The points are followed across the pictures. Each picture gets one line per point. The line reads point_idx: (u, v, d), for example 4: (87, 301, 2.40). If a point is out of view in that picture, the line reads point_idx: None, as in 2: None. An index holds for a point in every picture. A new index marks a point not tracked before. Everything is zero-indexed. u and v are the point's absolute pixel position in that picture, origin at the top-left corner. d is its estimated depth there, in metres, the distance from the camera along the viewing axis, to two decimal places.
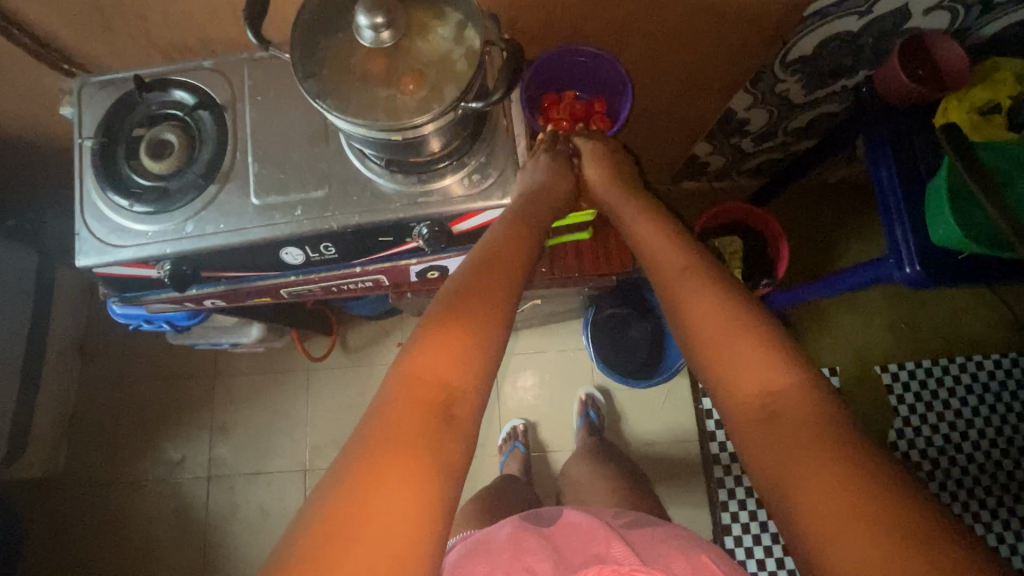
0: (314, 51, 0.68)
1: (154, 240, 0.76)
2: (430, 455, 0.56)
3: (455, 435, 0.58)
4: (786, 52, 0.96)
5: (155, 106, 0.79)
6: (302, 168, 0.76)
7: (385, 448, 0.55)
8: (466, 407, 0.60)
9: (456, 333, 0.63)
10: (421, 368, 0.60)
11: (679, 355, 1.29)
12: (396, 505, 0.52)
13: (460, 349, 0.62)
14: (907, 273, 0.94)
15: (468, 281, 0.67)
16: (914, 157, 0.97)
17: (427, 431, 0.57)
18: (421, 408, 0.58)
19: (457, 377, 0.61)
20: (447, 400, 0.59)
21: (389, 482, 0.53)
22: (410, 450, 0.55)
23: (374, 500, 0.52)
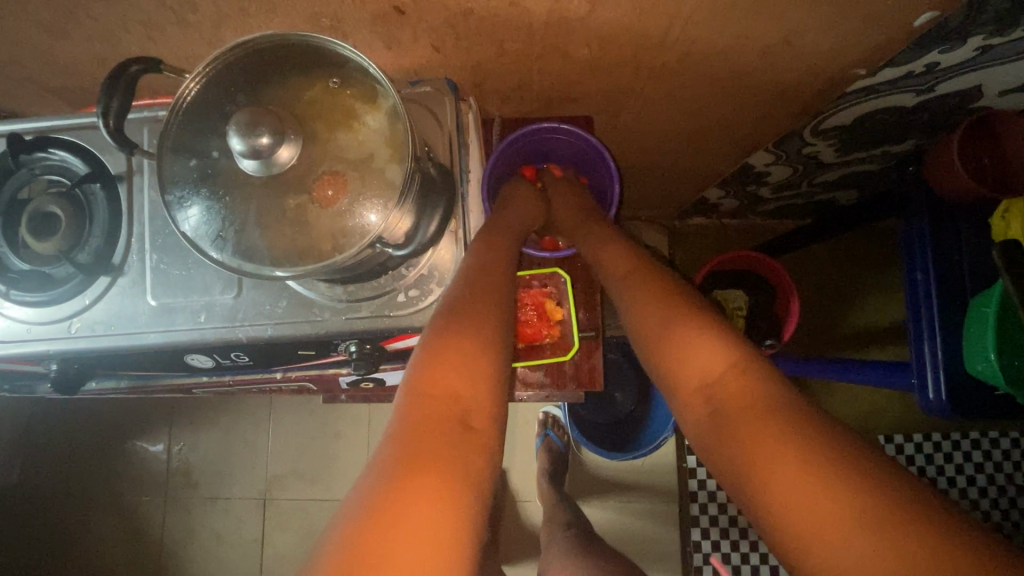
0: (204, 140, 0.53)
1: (35, 336, 0.65)
2: (451, 471, 0.47)
3: (477, 452, 0.49)
4: (820, 120, 0.79)
5: (37, 172, 0.65)
6: (206, 264, 0.63)
7: (401, 470, 0.46)
8: (483, 417, 0.52)
9: (460, 346, 0.54)
10: (424, 385, 0.52)
11: (661, 433, 1.11)
12: (426, 540, 0.42)
13: (467, 356, 0.54)
14: (931, 400, 0.81)
15: (470, 283, 0.59)
16: (962, 261, 0.81)
17: (444, 444, 0.48)
18: (435, 424, 0.49)
19: (466, 389, 0.52)
20: (459, 412, 0.51)
21: (414, 509, 0.43)
22: (429, 467, 0.46)
23: (400, 532, 0.42)
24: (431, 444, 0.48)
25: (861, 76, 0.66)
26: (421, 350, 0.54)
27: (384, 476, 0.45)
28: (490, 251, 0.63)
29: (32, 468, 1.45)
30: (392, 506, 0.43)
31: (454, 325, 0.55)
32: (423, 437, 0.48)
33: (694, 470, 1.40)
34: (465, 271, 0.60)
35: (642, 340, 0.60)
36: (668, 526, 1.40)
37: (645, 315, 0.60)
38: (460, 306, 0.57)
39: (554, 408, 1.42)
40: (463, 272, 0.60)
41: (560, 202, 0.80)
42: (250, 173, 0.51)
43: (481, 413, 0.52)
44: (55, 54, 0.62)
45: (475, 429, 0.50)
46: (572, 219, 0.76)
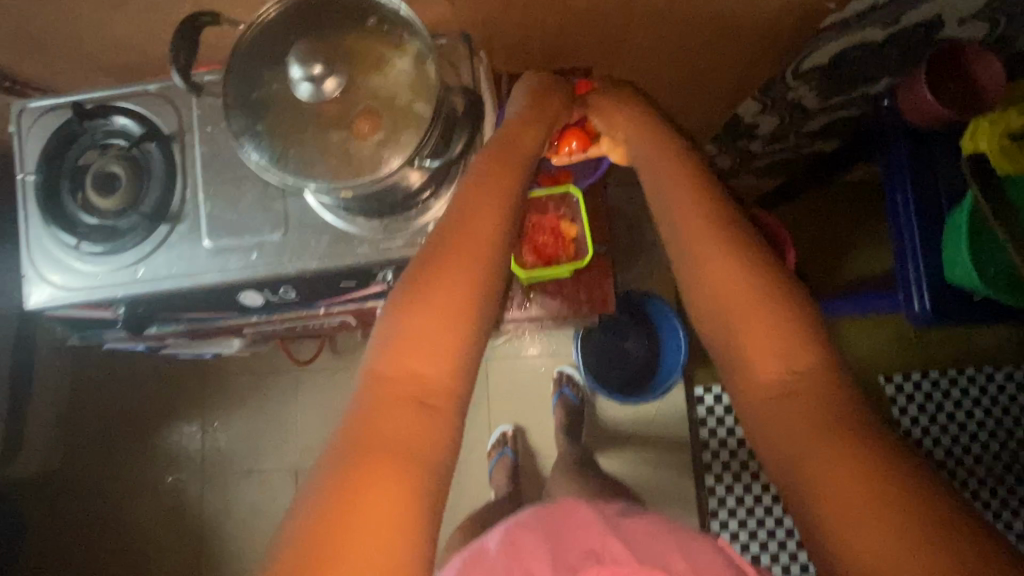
0: (256, 89, 0.60)
1: (105, 282, 0.72)
2: (407, 455, 0.50)
3: (433, 427, 0.53)
4: (799, 62, 0.86)
5: (98, 136, 0.73)
6: (256, 209, 0.71)
7: (358, 456, 0.49)
8: (442, 394, 0.54)
9: (422, 325, 0.55)
10: (386, 367, 0.55)
11: (675, 374, 1.22)
12: (381, 520, 0.46)
13: (429, 337, 0.55)
14: (916, 311, 0.87)
15: (435, 258, 0.58)
16: (937, 184, 0.89)
17: (400, 427, 0.52)
18: (394, 408, 0.52)
19: (428, 370, 0.54)
20: (419, 393, 0.54)
21: (371, 495, 0.47)
22: (383, 452, 0.50)
23: (356, 514, 0.46)
24: (392, 427, 0.51)
25: (831, 11, 0.74)
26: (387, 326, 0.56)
27: (345, 460, 0.49)
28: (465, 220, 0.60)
29: (74, 452, 1.52)
30: (350, 491, 0.47)
31: (418, 301, 0.56)
32: (383, 420, 0.52)
33: (705, 419, 1.48)
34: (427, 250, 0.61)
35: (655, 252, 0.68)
36: (682, 475, 1.46)
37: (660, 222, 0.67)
38: (422, 281, 0.57)
39: (569, 367, 1.49)
40: (429, 246, 0.60)
41: (599, 98, 0.77)
42: (302, 100, 0.58)
43: (440, 392, 0.54)
44: (114, 28, 0.70)
45: (434, 409, 0.53)
46: (618, 115, 0.75)
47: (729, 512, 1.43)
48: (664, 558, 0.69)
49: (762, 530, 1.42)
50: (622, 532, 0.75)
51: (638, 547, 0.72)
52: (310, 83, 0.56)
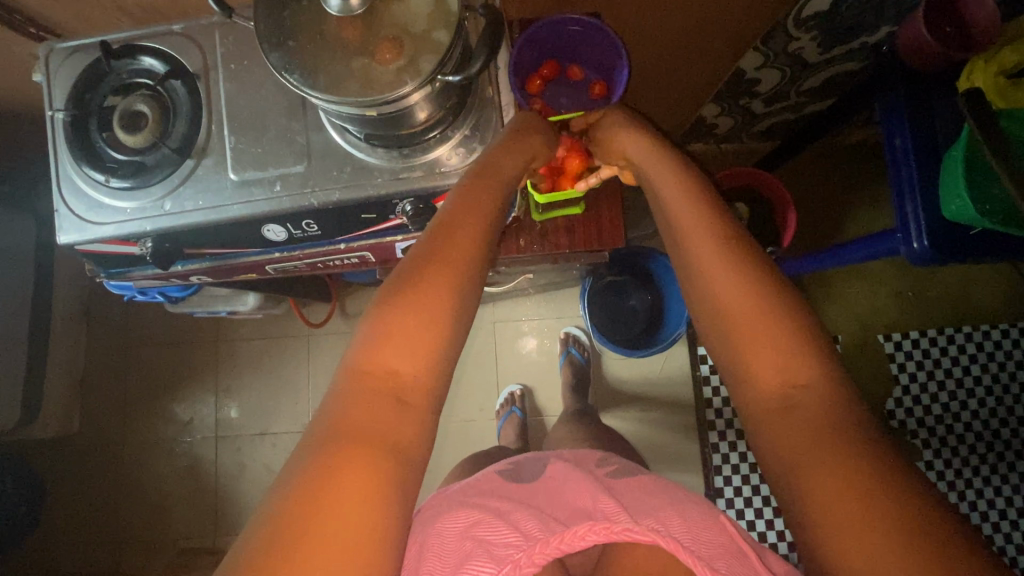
0: (283, 18, 0.63)
1: (134, 217, 0.75)
2: (380, 446, 0.53)
3: (407, 422, 0.55)
4: (800, 7, 0.89)
5: (125, 74, 0.75)
6: (279, 142, 0.73)
7: (338, 443, 0.52)
8: (419, 394, 0.57)
9: (404, 329, 0.57)
10: (367, 362, 0.57)
11: (679, 325, 1.25)
12: (353, 506, 0.49)
13: (411, 337, 0.58)
14: (915, 250, 0.91)
15: (420, 265, 0.61)
16: (933, 126, 0.92)
17: (379, 421, 0.54)
18: (371, 404, 0.55)
19: (407, 369, 0.57)
20: (396, 388, 0.56)
21: (345, 484, 0.49)
22: (360, 442, 0.52)
23: (330, 496, 0.48)
24: (366, 417, 0.54)
25: None
26: (371, 325, 0.58)
27: (322, 445, 0.51)
28: (450, 235, 0.63)
29: (89, 416, 1.55)
30: (328, 477, 0.49)
31: (402, 305, 0.58)
32: (358, 411, 0.54)
33: (707, 379, 1.51)
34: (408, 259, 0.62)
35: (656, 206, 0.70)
36: (685, 432, 1.50)
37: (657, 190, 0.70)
38: (406, 285, 0.59)
39: (575, 328, 1.52)
40: (411, 256, 0.62)
41: (609, 126, 0.76)
42: (332, 13, 0.62)
43: (417, 389, 0.57)
44: None
45: (409, 407, 0.56)
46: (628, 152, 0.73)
47: (732, 468, 1.46)
48: (656, 514, 0.70)
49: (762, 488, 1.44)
50: (613, 488, 0.77)
51: (632, 505, 0.73)
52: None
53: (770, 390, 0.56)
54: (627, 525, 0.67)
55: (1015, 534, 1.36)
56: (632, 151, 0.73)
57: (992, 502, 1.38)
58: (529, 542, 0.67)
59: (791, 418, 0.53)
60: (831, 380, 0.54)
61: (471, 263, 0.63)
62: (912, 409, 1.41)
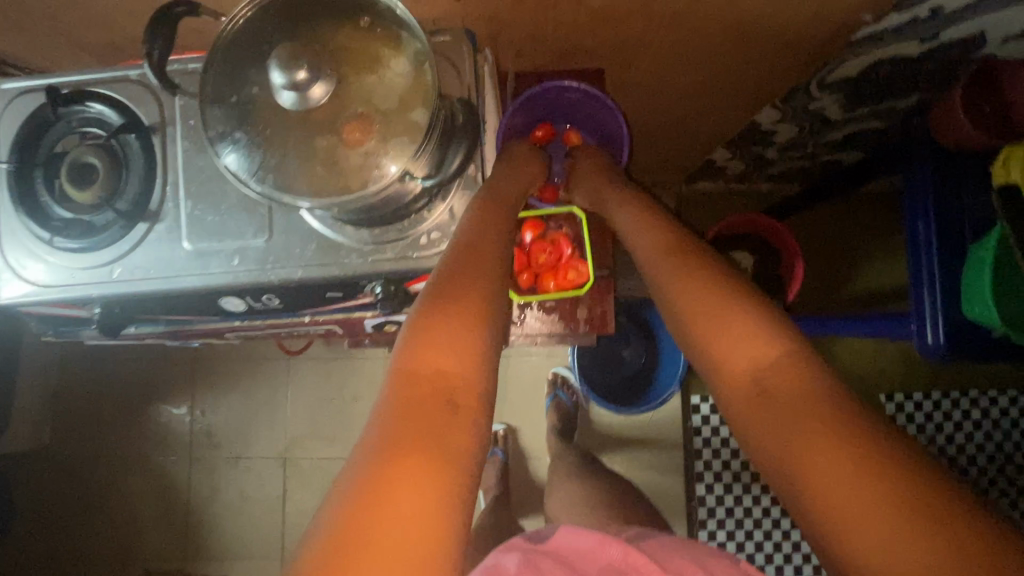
0: (239, 86, 0.56)
1: (79, 280, 0.69)
2: (436, 451, 0.49)
3: (461, 429, 0.51)
4: (825, 73, 0.81)
5: (75, 123, 0.68)
6: (239, 211, 0.67)
7: (392, 451, 0.48)
8: (471, 395, 0.53)
9: (446, 332, 0.55)
10: (414, 364, 0.53)
11: (670, 386, 1.19)
12: (411, 515, 0.45)
13: (453, 340, 0.54)
14: (928, 344, 0.84)
15: (459, 268, 0.59)
16: (962, 210, 0.84)
17: (433, 423, 0.50)
18: (422, 408, 0.51)
19: (457, 371, 0.54)
20: (446, 391, 0.52)
21: (404, 489, 0.46)
22: (416, 449, 0.48)
23: (388, 506, 0.45)
24: (417, 425, 0.50)
25: (866, 24, 0.68)
26: (413, 331, 0.55)
27: (378, 451, 0.48)
28: (484, 237, 0.62)
29: (62, 429, 1.51)
30: (386, 483, 0.46)
31: (442, 310, 0.56)
32: (411, 419, 0.50)
33: (699, 429, 1.44)
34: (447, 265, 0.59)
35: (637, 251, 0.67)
36: (673, 482, 1.45)
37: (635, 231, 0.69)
38: (445, 291, 0.57)
39: (564, 369, 1.46)
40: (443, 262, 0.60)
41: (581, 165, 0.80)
42: (286, 106, 0.53)
43: (468, 391, 0.53)
44: (92, 7, 0.65)
45: (463, 412, 0.52)
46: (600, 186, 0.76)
47: (718, 523, 1.40)
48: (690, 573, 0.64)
49: (771, 524, 1.40)
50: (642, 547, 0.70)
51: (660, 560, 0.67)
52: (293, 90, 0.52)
53: None
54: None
55: None
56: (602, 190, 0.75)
57: None
58: None
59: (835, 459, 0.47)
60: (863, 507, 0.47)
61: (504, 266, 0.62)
62: None
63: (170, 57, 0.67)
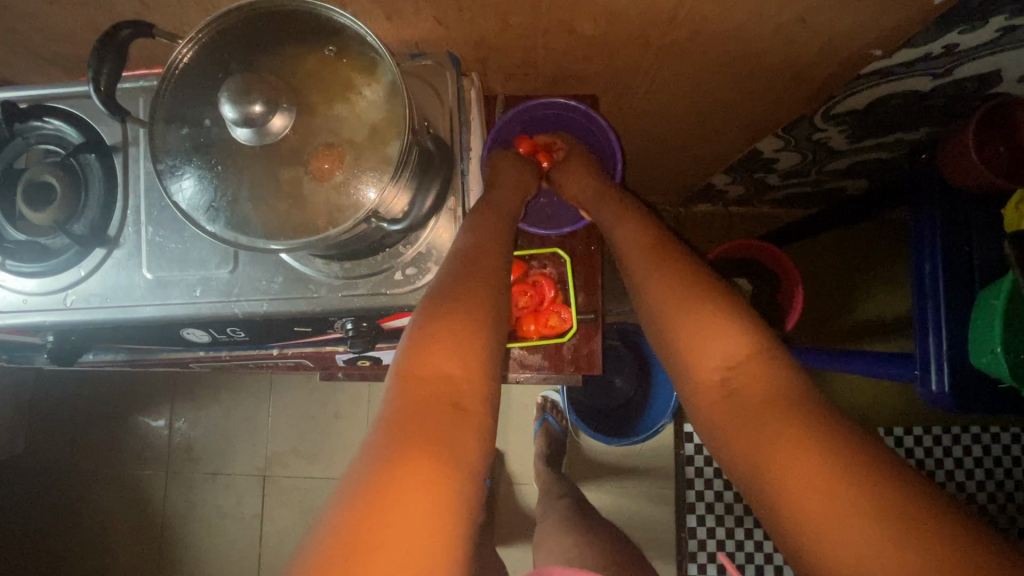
0: (201, 113, 0.52)
1: (32, 307, 0.65)
2: (443, 454, 0.46)
3: (468, 434, 0.49)
4: (831, 104, 0.77)
5: (33, 141, 0.65)
6: (203, 239, 0.63)
7: (398, 451, 0.45)
8: (476, 398, 0.51)
9: (452, 330, 0.52)
10: (418, 366, 0.51)
11: (661, 417, 1.14)
12: (417, 519, 0.42)
13: (461, 341, 0.52)
14: (933, 391, 0.80)
15: (463, 268, 0.56)
16: (972, 252, 0.80)
17: (440, 424, 0.48)
18: (428, 408, 0.48)
19: (461, 372, 0.51)
20: (453, 394, 0.50)
21: (409, 488, 0.43)
22: (422, 450, 0.46)
23: (396, 508, 0.42)
24: (422, 427, 0.47)
25: (876, 58, 0.64)
26: (417, 329, 0.52)
27: (384, 451, 0.45)
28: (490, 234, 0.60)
29: (35, 440, 1.47)
30: (392, 484, 0.43)
31: (448, 307, 0.53)
32: (417, 421, 0.48)
33: (691, 458, 1.39)
34: (453, 263, 0.57)
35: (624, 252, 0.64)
36: (664, 512, 1.41)
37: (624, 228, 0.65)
38: (449, 291, 0.55)
39: (554, 392, 1.42)
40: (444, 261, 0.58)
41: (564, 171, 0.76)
42: (245, 142, 0.50)
43: (473, 394, 0.51)
44: (51, 20, 0.61)
45: (468, 414, 0.50)
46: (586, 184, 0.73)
47: (709, 556, 1.36)
48: None
49: (762, 556, 1.35)
50: None
51: None
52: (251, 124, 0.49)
53: None
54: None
55: None
56: (588, 190, 0.72)
57: None
58: None
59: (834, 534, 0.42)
60: None
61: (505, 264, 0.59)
62: None
63: (127, 73, 0.63)
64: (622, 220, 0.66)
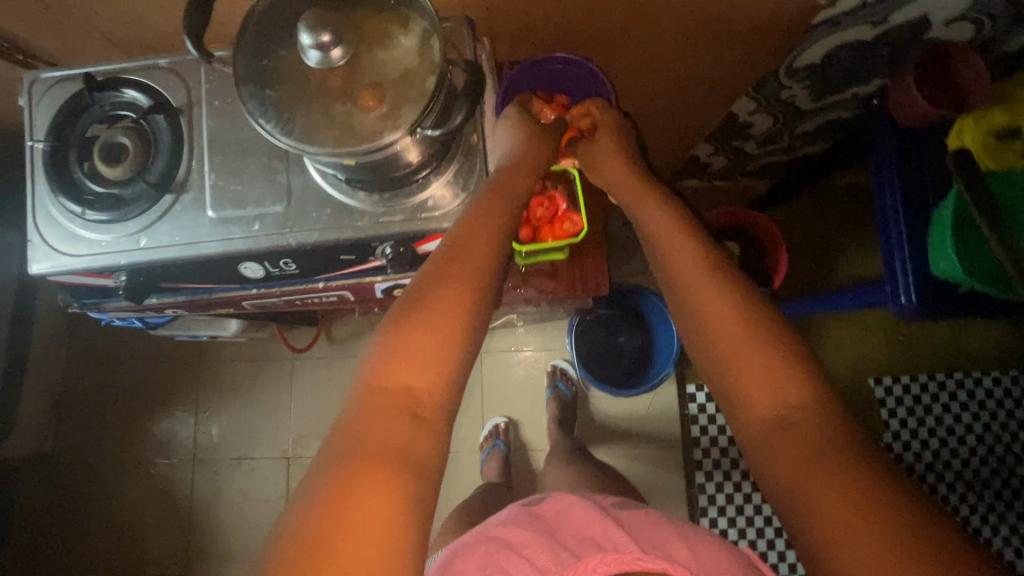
0: (264, 61, 0.62)
1: (108, 250, 0.73)
2: (395, 462, 0.52)
3: (423, 441, 0.55)
4: (791, 59, 0.89)
5: (108, 107, 0.74)
6: (259, 181, 0.72)
7: (357, 458, 0.52)
8: (434, 409, 0.57)
9: (417, 340, 0.57)
10: (382, 377, 0.56)
11: (666, 365, 1.25)
12: (370, 523, 0.49)
13: (424, 353, 0.57)
14: (903, 304, 0.89)
15: (433, 278, 0.60)
16: (924, 179, 0.92)
17: (397, 435, 0.54)
18: (386, 419, 0.55)
19: (421, 383, 0.56)
20: (411, 405, 0.56)
21: (361, 497, 0.49)
22: (380, 463, 0.51)
23: (353, 513, 0.49)
24: (380, 434, 0.54)
25: (823, 8, 0.76)
26: (386, 337, 0.58)
27: (345, 456, 0.52)
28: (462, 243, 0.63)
29: (65, 435, 1.52)
30: (345, 492, 0.49)
31: (415, 318, 0.58)
32: (373, 427, 0.54)
33: (696, 417, 1.49)
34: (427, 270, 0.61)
35: (647, 232, 0.70)
36: (674, 475, 1.47)
37: (648, 213, 0.71)
38: (423, 296, 0.59)
39: (563, 362, 1.50)
40: (428, 262, 0.62)
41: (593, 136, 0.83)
42: (312, 66, 0.60)
43: (432, 404, 0.57)
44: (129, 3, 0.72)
45: (425, 422, 0.56)
46: (617, 169, 0.77)
47: (719, 510, 1.43)
48: (660, 544, 0.66)
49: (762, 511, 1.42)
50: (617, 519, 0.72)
51: (636, 533, 0.69)
52: (320, 50, 0.59)
53: (765, 445, 0.56)
54: (638, 554, 0.63)
55: None
56: (617, 176, 0.77)
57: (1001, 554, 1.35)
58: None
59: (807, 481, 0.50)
60: (821, 406, 0.55)
61: (489, 271, 0.62)
62: (901, 456, 1.40)
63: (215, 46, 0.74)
64: (648, 209, 0.71)
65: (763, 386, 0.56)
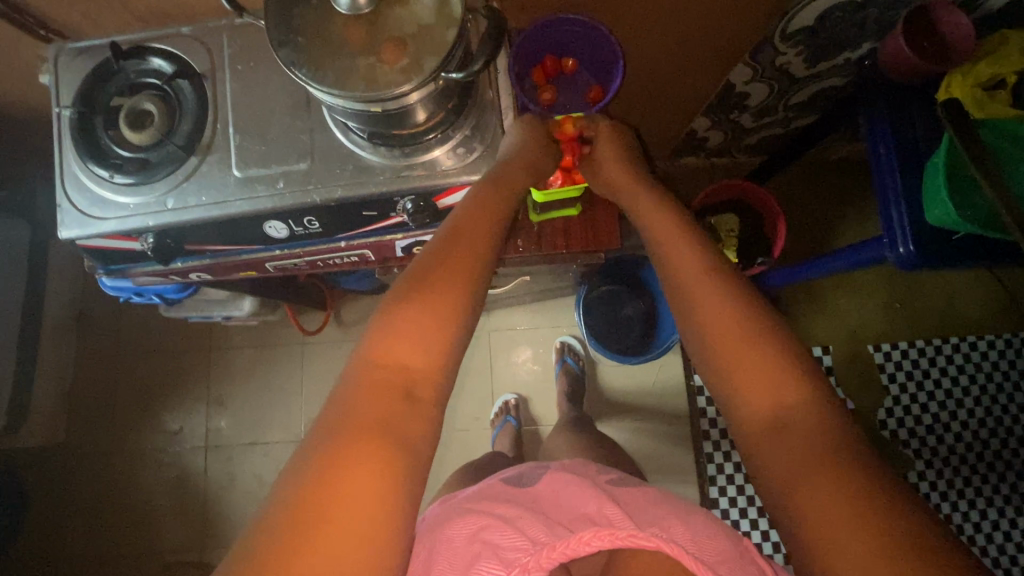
0: (289, 20, 0.65)
1: (136, 212, 0.75)
2: (387, 441, 0.52)
3: (418, 419, 0.55)
4: (786, 24, 0.93)
5: (134, 74, 0.77)
6: (282, 142, 0.75)
7: (353, 435, 0.51)
8: (430, 388, 0.57)
9: (415, 321, 0.58)
10: (381, 353, 0.57)
11: (672, 332, 1.29)
12: (359, 501, 0.48)
13: (420, 334, 0.58)
14: (902, 254, 0.93)
15: (431, 265, 0.62)
16: (915, 135, 0.96)
17: (393, 413, 0.54)
18: (383, 396, 0.54)
19: (418, 363, 0.57)
20: (408, 383, 0.56)
21: (350, 476, 0.49)
22: (375, 442, 0.51)
23: (344, 488, 0.48)
24: (377, 408, 0.54)
25: None
26: (385, 318, 0.58)
27: (340, 432, 0.51)
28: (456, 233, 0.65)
29: (76, 426, 1.52)
30: (337, 467, 0.49)
31: (414, 300, 0.59)
32: (370, 404, 0.54)
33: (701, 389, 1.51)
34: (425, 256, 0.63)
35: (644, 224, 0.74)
36: (682, 446, 1.50)
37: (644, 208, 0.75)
38: (423, 279, 0.61)
39: (570, 338, 1.53)
40: (428, 248, 0.64)
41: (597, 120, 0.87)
42: (341, 12, 0.64)
43: (428, 383, 0.57)
44: None
45: (421, 400, 0.56)
46: (620, 172, 0.81)
47: (726, 480, 1.45)
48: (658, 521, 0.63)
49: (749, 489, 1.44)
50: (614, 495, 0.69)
51: (632, 511, 0.66)
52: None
53: (761, 406, 0.56)
54: (632, 530, 0.60)
55: (1015, 534, 1.38)
56: (624, 179, 0.80)
57: (1002, 511, 1.39)
58: (535, 546, 0.61)
59: (806, 454, 0.51)
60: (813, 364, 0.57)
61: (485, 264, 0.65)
62: (902, 420, 1.44)
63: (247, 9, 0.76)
64: (645, 208, 0.75)
65: (763, 342, 0.58)
